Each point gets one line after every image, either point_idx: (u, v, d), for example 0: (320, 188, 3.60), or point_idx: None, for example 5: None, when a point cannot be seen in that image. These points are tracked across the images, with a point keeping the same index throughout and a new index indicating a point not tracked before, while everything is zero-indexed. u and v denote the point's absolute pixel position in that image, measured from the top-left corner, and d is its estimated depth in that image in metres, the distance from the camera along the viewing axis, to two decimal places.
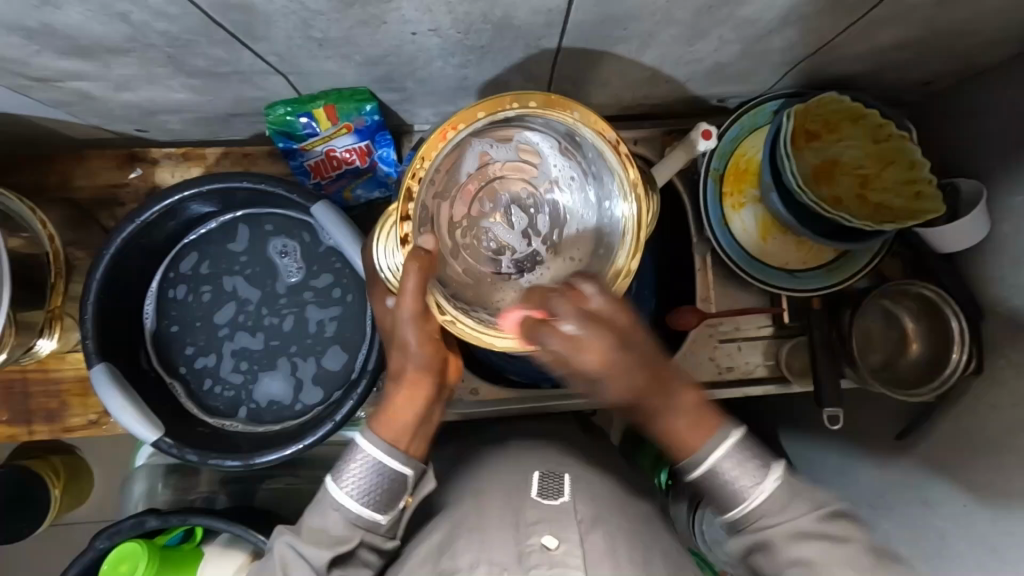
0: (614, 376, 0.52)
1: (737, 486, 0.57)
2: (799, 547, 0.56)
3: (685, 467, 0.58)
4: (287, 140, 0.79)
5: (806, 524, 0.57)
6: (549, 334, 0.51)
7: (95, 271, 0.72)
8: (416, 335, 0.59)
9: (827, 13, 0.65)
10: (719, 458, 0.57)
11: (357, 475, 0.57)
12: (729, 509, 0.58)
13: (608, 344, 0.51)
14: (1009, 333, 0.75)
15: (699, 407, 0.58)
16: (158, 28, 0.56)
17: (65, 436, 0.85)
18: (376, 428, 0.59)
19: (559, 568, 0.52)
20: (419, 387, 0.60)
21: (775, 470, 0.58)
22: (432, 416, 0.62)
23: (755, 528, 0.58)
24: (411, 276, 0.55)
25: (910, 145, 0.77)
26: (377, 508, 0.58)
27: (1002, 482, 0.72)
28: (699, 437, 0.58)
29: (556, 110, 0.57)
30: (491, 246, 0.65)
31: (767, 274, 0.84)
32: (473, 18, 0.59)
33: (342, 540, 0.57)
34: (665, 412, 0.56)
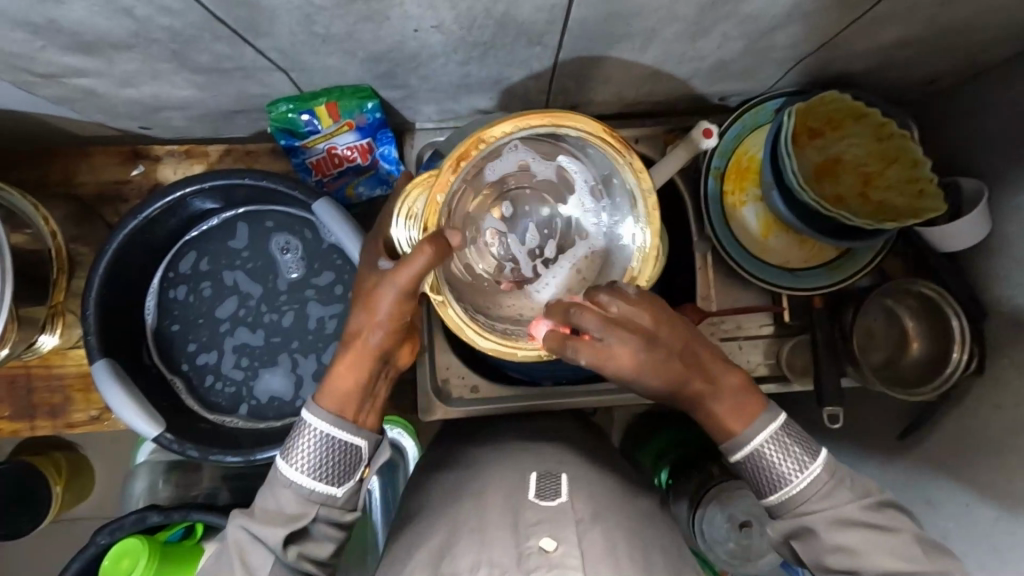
0: (645, 375, 0.57)
1: (779, 471, 0.59)
2: (840, 534, 0.58)
3: (728, 450, 0.61)
4: (290, 136, 0.79)
5: (850, 512, 0.58)
6: (576, 348, 0.54)
7: (96, 267, 0.72)
8: (387, 309, 0.57)
9: (830, 9, 0.65)
10: (763, 441, 0.60)
11: (304, 451, 0.57)
12: (770, 492, 0.60)
13: (633, 347, 0.55)
14: (1011, 332, 0.75)
15: (744, 389, 0.61)
16: (162, 23, 0.56)
17: (67, 431, 0.85)
18: (321, 399, 0.59)
19: (558, 570, 0.51)
20: (368, 359, 0.59)
21: (820, 456, 0.60)
22: (375, 393, 0.62)
23: (795, 513, 0.59)
24: (422, 257, 0.54)
25: (912, 144, 0.75)
26: (331, 481, 0.58)
27: (1004, 482, 0.72)
28: (740, 421, 0.60)
29: (611, 146, 0.61)
30: (498, 261, 0.69)
31: (767, 272, 0.83)
32: (476, 15, 0.59)
33: (298, 516, 0.57)
34: (709, 396, 0.60)
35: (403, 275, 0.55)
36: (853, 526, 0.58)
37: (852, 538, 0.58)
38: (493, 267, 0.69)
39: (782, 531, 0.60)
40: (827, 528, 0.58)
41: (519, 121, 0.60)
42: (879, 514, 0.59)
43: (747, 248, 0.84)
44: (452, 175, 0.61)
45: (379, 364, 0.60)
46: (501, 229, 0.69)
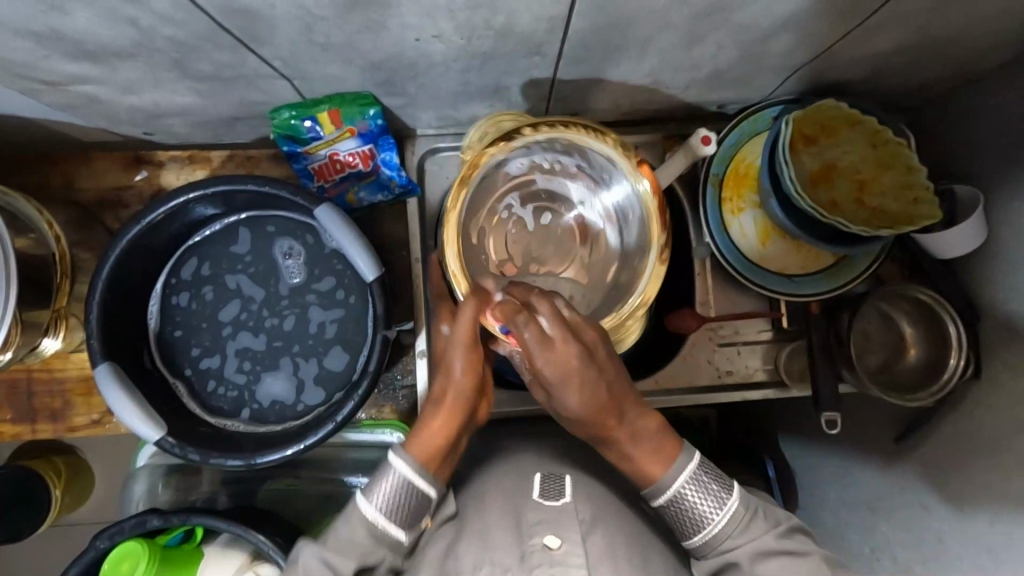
0: (569, 388, 0.56)
1: (699, 512, 0.59)
2: (765, 565, 0.57)
3: (650, 494, 0.61)
4: (292, 143, 0.80)
5: (768, 541, 0.58)
6: (525, 324, 0.55)
7: (99, 272, 0.73)
8: (463, 365, 0.61)
9: (824, 19, 0.66)
10: (682, 485, 0.60)
11: (388, 491, 0.57)
12: (692, 535, 0.60)
13: (572, 351, 0.55)
14: (1005, 337, 0.75)
15: (660, 433, 0.62)
16: (165, 33, 0.57)
17: (69, 435, 0.86)
18: (408, 447, 0.59)
19: (559, 567, 0.52)
20: (457, 414, 0.61)
21: (735, 490, 0.60)
22: (458, 446, 0.63)
23: (718, 552, 0.59)
24: (469, 308, 0.60)
25: (906, 151, 0.77)
26: (402, 526, 0.58)
27: (1000, 486, 0.72)
28: (660, 464, 0.60)
29: (652, 210, 0.69)
30: (502, 245, 0.75)
31: (766, 279, 0.84)
32: (475, 24, 0.60)
33: (369, 554, 0.57)
34: (624, 438, 0.60)
35: (464, 327, 0.60)
36: (771, 556, 0.58)
37: (770, 568, 0.57)
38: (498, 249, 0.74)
39: (711, 570, 0.60)
40: (751, 561, 0.58)
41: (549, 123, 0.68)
42: (793, 540, 0.59)
43: (746, 255, 0.84)
44: (513, 141, 0.68)
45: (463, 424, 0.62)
46: (513, 214, 0.76)
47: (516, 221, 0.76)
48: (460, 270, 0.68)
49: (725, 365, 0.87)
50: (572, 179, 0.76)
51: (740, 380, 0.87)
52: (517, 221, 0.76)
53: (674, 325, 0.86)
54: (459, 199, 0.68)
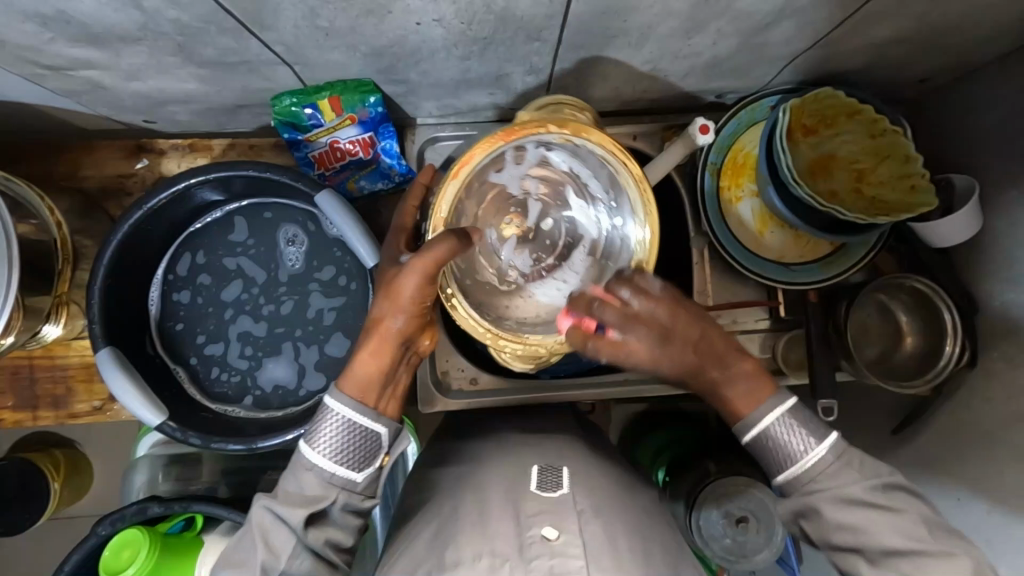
0: (658, 364, 0.63)
1: (788, 449, 0.59)
2: (846, 513, 0.57)
3: (739, 431, 0.62)
4: (293, 131, 0.80)
5: (858, 492, 0.57)
6: (598, 343, 0.63)
7: (103, 255, 0.73)
8: (414, 292, 0.59)
9: (822, 6, 0.66)
10: (772, 422, 0.60)
11: (327, 434, 0.58)
12: (780, 471, 0.60)
13: (646, 340, 0.62)
14: (1003, 327, 0.76)
15: (757, 374, 0.63)
16: (170, 16, 0.57)
17: (70, 422, 0.86)
18: (344, 384, 0.59)
19: (560, 558, 0.52)
20: (392, 346, 0.60)
21: (830, 438, 0.59)
22: (397, 378, 0.62)
23: (801, 492, 0.59)
24: (446, 245, 0.57)
25: (903, 140, 0.77)
26: (352, 466, 0.58)
27: (997, 473, 0.73)
28: (752, 406, 0.61)
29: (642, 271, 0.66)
30: (485, 216, 0.71)
31: (762, 267, 0.85)
32: (476, 8, 0.60)
33: (320, 498, 0.57)
34: (721, 385, 0.63)
35: (422, 264, 0.58)
36: (857, 506, 0.57)
37: (856, 517, 0.57)
38: (477, 214, 0.70)
39: (792, 509, 0.60)
40: (834, 508, 0.57)
41: (603, 138, 0.64)
42: (889, 496, 0.58)
43: (745, 244, 0.85)
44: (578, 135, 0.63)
45: (401, 349, 0.61)
46: (515, 188, 0.71)
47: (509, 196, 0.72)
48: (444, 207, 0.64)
49: None
50: (590, 197, 0.71)
51: None
52: (517, 205, 0.72)
53: None
54: (493, 146, 0.63)
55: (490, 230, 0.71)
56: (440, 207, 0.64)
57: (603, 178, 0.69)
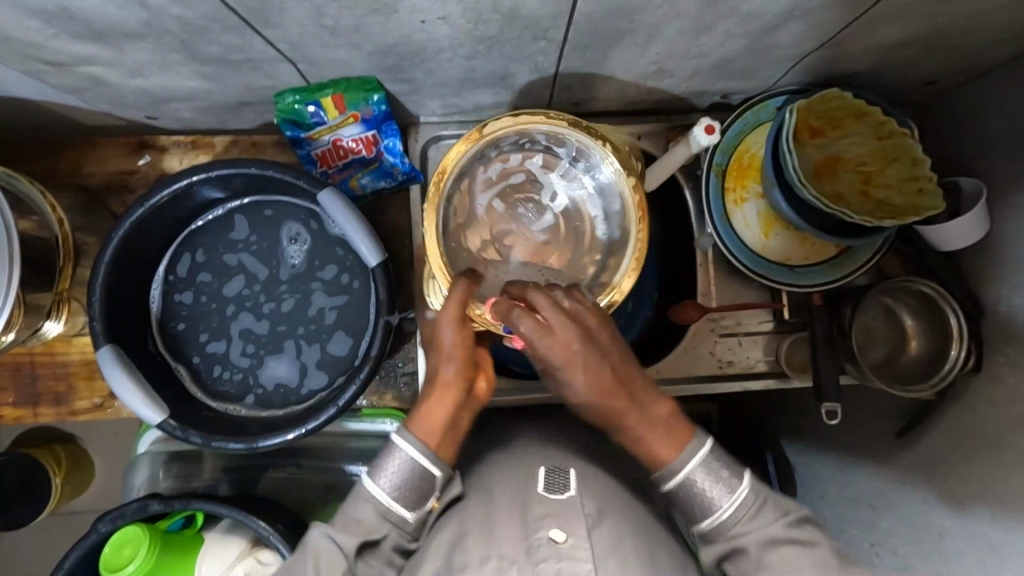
0: (570, 370, 0.58)
1: (709, 497, 0.60)
2: (771, 553, 0.57)
3: (660, 479, 0.61)
4: (295, 129, 0.80)
5: (776, 530, 0.58)
6: (521, 317, 0.58)
7: (104, 253, 0.73)
8: (452, 339, 0.61)
9: (832, 7, 0.66)
10: (693, 469, 0.60)
11: (392, 470, 0.59)
12: (704, 518, 0.60)
13: (572, 336, 0.58)
14: (1009, 332, 0.75)
15: (673, 420, 0.62)
16: (174, 13, 0.57)
17: (71, 419, 0.86)
18: (412, 426, 0.60)
19: (567, 561, 0.52)
20: (455, 395, 0.61)
21: (745, 478, 0.60)
22: (461, 422, 0.63)
23: (726, 537, 0.59)
24: (461, 285, 0.62)
25: (911, 142, 0.76)
26: (407, 504, 0.59)
27: (1002, 479, 0.72)
28: (672, 449, 0.61)
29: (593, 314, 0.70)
30: (504, 192, 0.76)
31: (768, 269, 0.84)
32: (483, 8, 0.60)
33: (374, 531, 0.58)
34: (638, 425, 0.61)
35: (449, 314, 0.61)
36: (780, 544, 0.58)
37: (777, 556, 0.57)
38: (498, 178, 0.75)
39: (715, 555, 0.60)
40: (759, 547, 0.58)
41: (615, 154, 0.70)
42: (803, 530, 0.59)
43: (750, 246, 0.85)
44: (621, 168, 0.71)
45: (465, 393, 0.62)
46: (543, 190, 0.76)
47: (533, 190, 0.76)
48: (492, 129, 0.69)
49: (727, 356, 0.87)
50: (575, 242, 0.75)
51: (741, 371, 0.87)
52: (523, 203, 0.76)
53: (675, 316, 0.86)
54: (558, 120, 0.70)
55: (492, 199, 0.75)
56: (493, 126, 0.69)
57: (604, 232, 0.75)
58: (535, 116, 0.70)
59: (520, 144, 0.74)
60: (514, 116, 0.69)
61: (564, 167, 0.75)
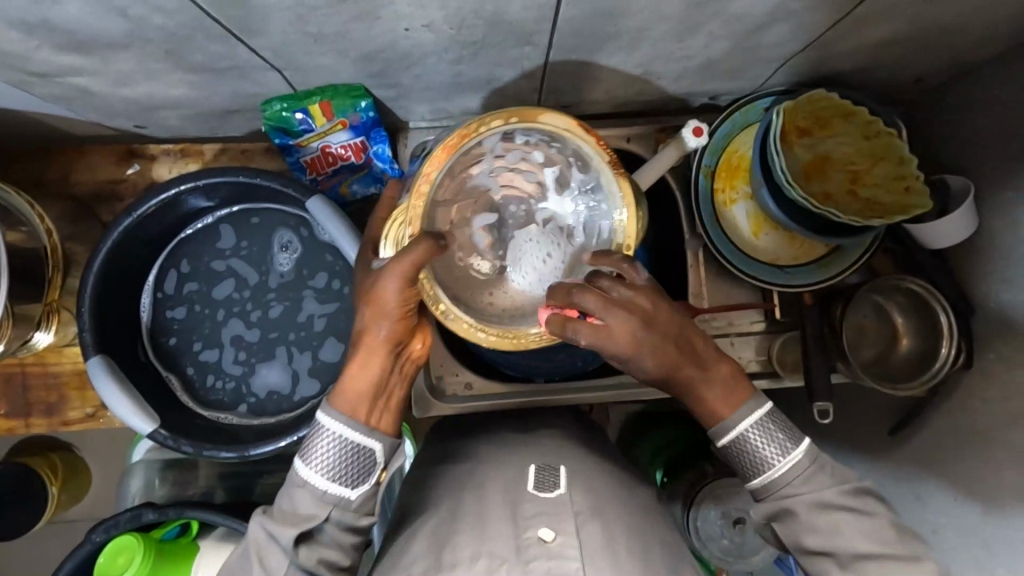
0: (642, 354, 0.59)
1: (763, 456, 0.60)
2: (820, 517, 0.59)
3: (714, 434, 0.62)
4: (284, 136, 0.80)
5: (829, 495, 0.59)
6: (577, 329, 0.57)
7: (91, 264, 0.73)
8: (396, 298, 0.58)
9: (816, 9, 0.66)
10: (747, 426, 0.61)
11: (322, 452, 0.57)
12: (754, 476, 0.61)
13: (632, 325, 0.57)
14: (998, 329, 0.75)
15: (733, 378, 0.63)
16: (156, 23, 0.57)
17: (63, 429, 0.86)
18: (336, 399, 0.59)
19: (557, 560, 0.53)
20: (380, 357, 0.59)
21: (803, 443, 0.60)
22: (391, 390, 0.61)
23: (777, 496, 0.60)
24: (418, 250, 0.56)
25: (899, 141, 0.77)
26: (344, 482, 0.58)
27: (993, 475, 0.72)
28: (728, 406, 0.62)
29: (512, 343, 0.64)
30: (514, 175, 0.71)
31: (757, 269, 0.84)
32: (466, 14, 0.60)
33: (313, 517, 0.57)
34: (699, 385, 0.62)
35: (399, 268, 0.56)
36: (831, 508, 0.59)
37: (829, 519, 0.59)
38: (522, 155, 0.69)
39: (765, 513, 0.61)
40: (807, 510, 0.59)
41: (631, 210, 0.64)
42: (857, 499, 0.59)
43: (739, 247, 0.85)
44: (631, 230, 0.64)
45: (392, 356, 0.60)
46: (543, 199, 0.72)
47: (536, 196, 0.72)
48: (542, 122, 0.62)
49: None
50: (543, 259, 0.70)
51: None
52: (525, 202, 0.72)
53: None
54: (600, 150, 0.64)
55: (505, 177, 0.71)
56: (548, 119, 0.62)
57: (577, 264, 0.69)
58: (592, 135, 0.63)
59: (551, 142, 0.67)
60: (569, 124, 0.63)
61: (573, 185, 0.70)
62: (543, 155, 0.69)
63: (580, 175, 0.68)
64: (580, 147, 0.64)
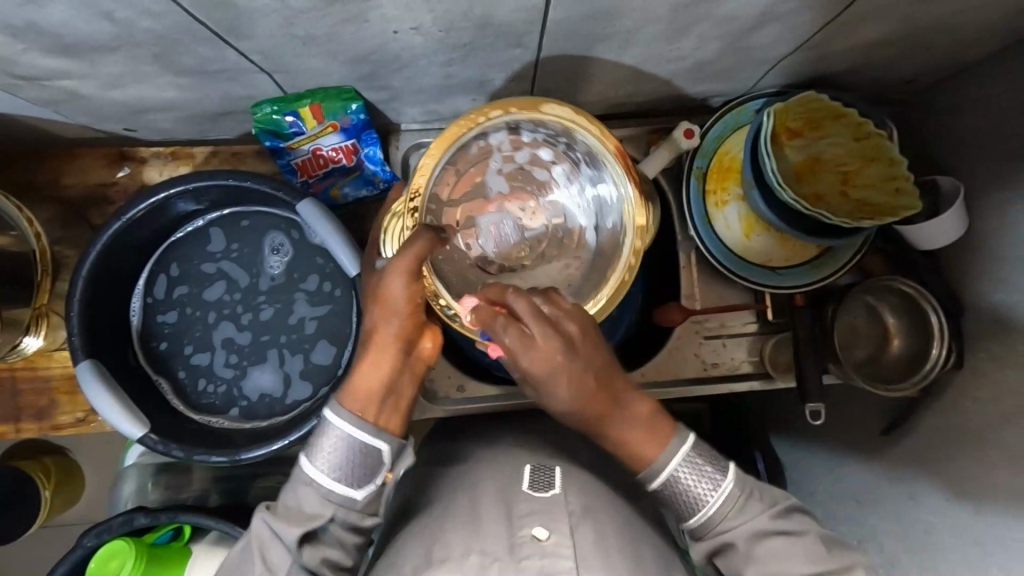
0: (555, 382, 0.58)
1: (694, 494, 0.61)
2: (759, 547, 0.60)
3: (645, 478, 0.63)
4: (274, 138, 0.80)
5: (761, 524, 0.61)
6: (504, 328, 0.56)
7: (80, 268, 0.72)
8: (402, 294, 0.59)
9: (806, 11, 0.66)
10: (675, 467, 0.62)
11: (330, 451, 0.57)
12: (689, 517, 0.62)
13: (554, 346, 0.57)
14: (989, 329, 0.76)
15: (654, 419, 0.63)
16: (144, 26, 0.57)
17: (54, 434, 0.85)
18: (344, 399, 0.59)
19: (550, 558, 0.52)
20: (387, 355, 0.60)
21: (730, 472, 0.62)
22: (401, 391, 0.61)
23: (714, 533, 0.62)
24: (418, 245, 0.57)
25: (888, 143, 0.76)
26: (350, 482, 0.57)
27: (984, 476, 0.73)
28: (656, 447, 0.62)
29: None
30: (525, 174, 0.73)
31: (749, 271, 0.85)
32: (455, 16, 0.60)
33: (317, 517, 0.57)
34: (616, 425, 0.61)
35: (403, 265, 0.58)
36: (766, 537, 0.60)
37: (767, 549, 0.59)
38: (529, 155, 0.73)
39: (704, 551, 0.63)
40: (745, 542, 0.60)
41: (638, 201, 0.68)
42: (788, 521, 0.62)
43: (731, 248, 0.85)
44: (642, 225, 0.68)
45: (401, 355, 0.61)
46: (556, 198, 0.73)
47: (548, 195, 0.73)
48: (549, 111, 0.67)
49: (712, 357, 0.87)
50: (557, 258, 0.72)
51: (725, 373, 0.88)
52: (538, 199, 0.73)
53: (661, 317, 0.87)
54: (607, 139, 0.68)
55: (516, 175, 0.73)
56: (556, 108, 0.67)
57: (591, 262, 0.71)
58: (599, 127, 0.67)
59: (557, 141, 0.71)
60: (577, 115, 0.67)
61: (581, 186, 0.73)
62: (550, 153, 0.72)
63: (587, 171, 0.72)
64: (587, 140, 0.68)
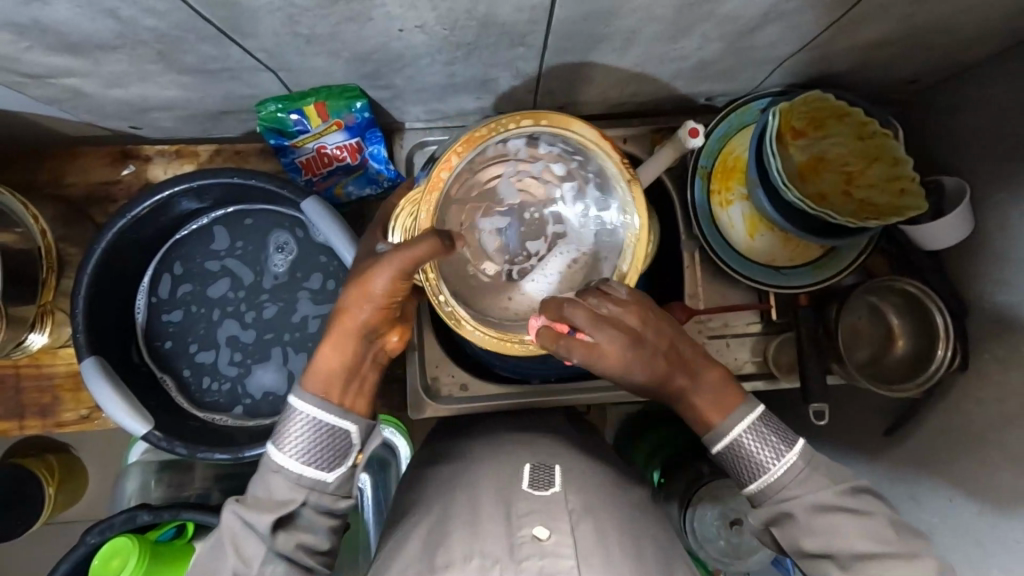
0: (631, 370, 0.59)
1: (758, 460, 0.60)
2: (819, 520, 0.58)
3: (708, 441, 0.62)
4: (279, 137, 0.80)
5: (824, 497, 0.59)
6: (570, 345, 0.56)
7: (85, 266, 0.72)
8: (384, 288, 0.58)
9: (809, 10, 0.66)
10: (741, 432, 0.61)
11: (296, 436, 0.57)
12: (750, 482, 0.61)
13: (620, 344, 0.58)
14: (993, 330, 0.75)
15: (723, 383, 0.63)
16: (147, 24, 0.57)
17: (58, 431, 0.85)
18: (307, 380, 0.58)
19: (550, 558, 0.53)
20: (353, 340, 0.59)
21: (797, 444, 0.60)
22: (365, 378, 0.61)
23: (775, 501, 0.60)
24: (424, 244, 0.56)
25: (892, 142, 0.76)
26: (320, 465, 0.57)
27: (989, 477, 0.72)
28: (721, 413, 0.62)
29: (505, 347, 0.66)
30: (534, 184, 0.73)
31: (753, 271, 0.84)
32: (458, 15, 0.60)
33: (288, 502, 0.57)
34: (687, 395, 0.62)
35: (397, 261, 0.57)
36: (828, 511, 0.58)
37: (826, 522, 0.58)
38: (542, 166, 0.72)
39: (762, 518, 0.61)
40: (806, 513, 0.59)
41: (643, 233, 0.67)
42: (855, 499, 0.59)
43: (734, 248, 0.85)
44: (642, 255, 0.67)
45: (365, 343, 0.60)
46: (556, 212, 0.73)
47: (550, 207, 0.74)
48: (573, 132, 0.65)
49: (715, 358, 0.87)
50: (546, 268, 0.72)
51: (729, 372, 0.87)
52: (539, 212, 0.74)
53: None
54: (623, 169, 0.66)
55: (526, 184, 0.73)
56: (583, 131, 0.65)
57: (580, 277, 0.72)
58: (618, 155, 0.66)
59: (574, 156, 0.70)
60: (600, 141, 0.65)
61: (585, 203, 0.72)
62: (564, 168, 0.71)
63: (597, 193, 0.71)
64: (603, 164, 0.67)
